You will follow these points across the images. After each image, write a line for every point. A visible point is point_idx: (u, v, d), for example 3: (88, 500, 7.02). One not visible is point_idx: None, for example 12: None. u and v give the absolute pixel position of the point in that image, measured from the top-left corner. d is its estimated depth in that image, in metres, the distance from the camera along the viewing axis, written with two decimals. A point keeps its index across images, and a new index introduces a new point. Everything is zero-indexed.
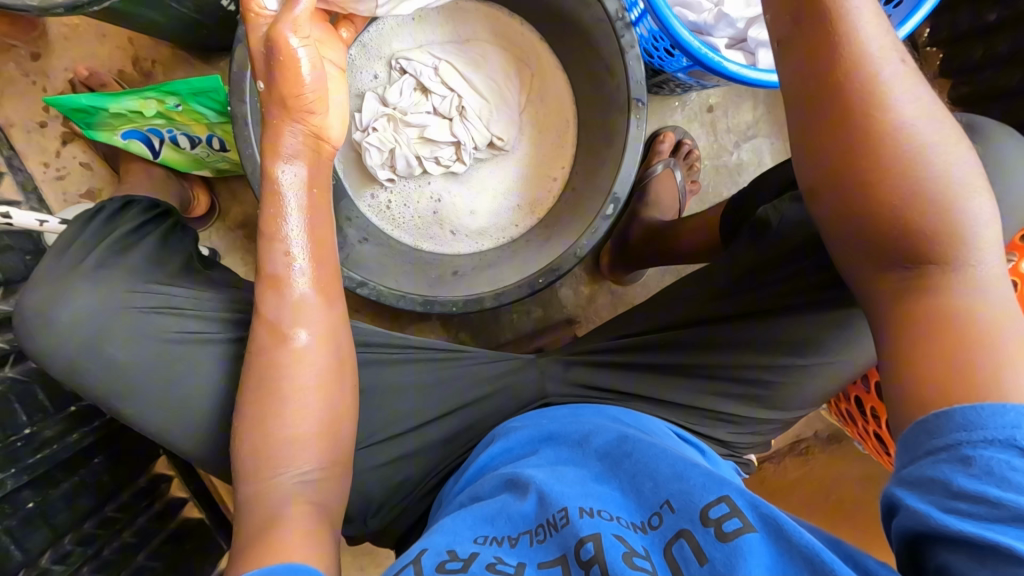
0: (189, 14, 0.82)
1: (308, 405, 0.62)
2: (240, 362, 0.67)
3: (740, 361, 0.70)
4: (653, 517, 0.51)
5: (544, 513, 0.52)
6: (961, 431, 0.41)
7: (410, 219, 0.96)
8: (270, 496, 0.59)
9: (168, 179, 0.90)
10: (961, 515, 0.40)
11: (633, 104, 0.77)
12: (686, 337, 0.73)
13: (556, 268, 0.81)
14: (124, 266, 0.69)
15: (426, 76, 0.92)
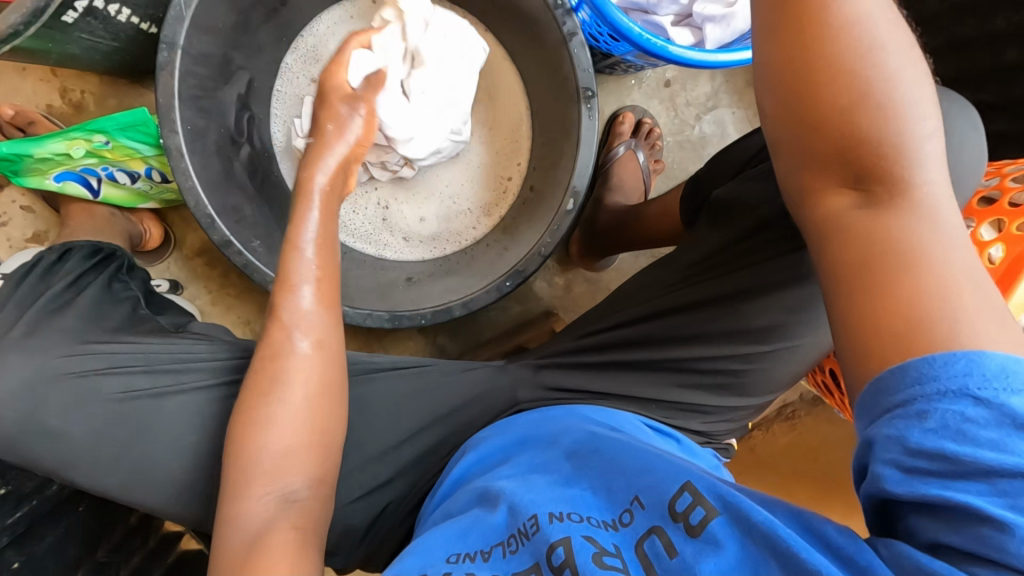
0: (104, 43, 0.69)
1: (301, 409, 0.51)
2: (204, 417, 0.59)
3: (707, 354, 0.61)
4: (624, 514, 0.44)
5: (517, 523, 0.46)
6: (916, 386, 0.31)
7: (363, 225, 0.89)
8: (246, 520, 0.47)
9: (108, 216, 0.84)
10: (922, 477, 0.30)
11: (582, 94, 0.72)
12: (651, 328, 0.63)
13: (521, 270, 0.76)
14: (63, 328, 0.59)
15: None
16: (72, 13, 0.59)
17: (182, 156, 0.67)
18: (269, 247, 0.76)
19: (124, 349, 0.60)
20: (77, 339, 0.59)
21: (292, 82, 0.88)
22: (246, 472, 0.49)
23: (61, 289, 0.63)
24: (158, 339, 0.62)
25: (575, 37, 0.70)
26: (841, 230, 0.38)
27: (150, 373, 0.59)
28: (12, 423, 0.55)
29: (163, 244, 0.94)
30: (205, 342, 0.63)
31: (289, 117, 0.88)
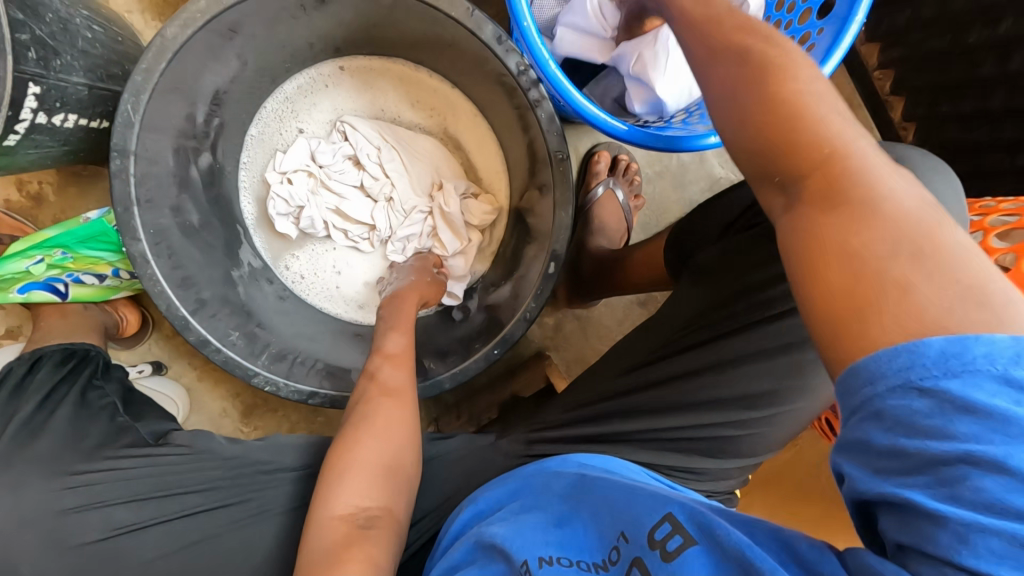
0: (56, 150, 0.67)
1: (378, 446, 0.61)
2: (190, 548, 0.60)
3: (701, 421, 0.59)
4: (612, 551, 0.46)
5: (513, 569, 0.47)
6: (866, 385, 0.28)
7: (315, 280, 0.87)
8: (324, 538, 0.55)
9: (82, 310, 0.81)
10: (890, 479, 0.28)
11: (554, 158, 0.70)
12: (647, 398, 0.62)
13: (508, 336, 0.75)
14: (35, 457, 0.57)
15: (364, 151, 0.85)
16: (14, 135, 0.57)
17: (148, 262, 0.65)
18: (248, 336, 0.74)
19: (103, 478, 0.59)
20: (53, 468, 0.57)
21: (283, 122, 0.85)
22: (328, 501, 0.58)
23: (32, 407, 0.61)
24: (139, 461, 0.61)
25: (541, 104, 0.68)
26: (789, 243, 0.35)
27: (132, 501, 0.59)
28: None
29: (141, 327, 0.92)
30: (190, 460, 0.63)
31: (272, 152, 0.85)
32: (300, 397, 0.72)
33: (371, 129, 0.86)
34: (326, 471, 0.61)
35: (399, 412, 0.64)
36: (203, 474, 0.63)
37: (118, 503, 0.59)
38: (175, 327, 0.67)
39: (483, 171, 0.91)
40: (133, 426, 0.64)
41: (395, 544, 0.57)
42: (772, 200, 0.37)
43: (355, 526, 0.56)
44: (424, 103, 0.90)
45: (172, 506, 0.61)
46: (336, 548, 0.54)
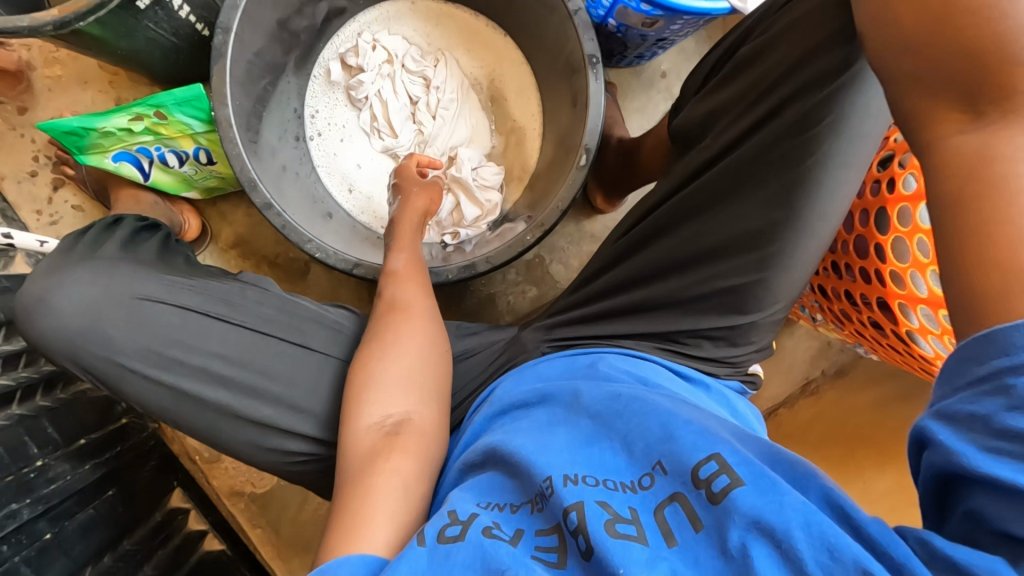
0: (165, 39, 0.78)
1: (399, 360, 0.65)
2: (242, 364, 0.61)
3: (706, 272, 0.64)
4: (644, 477, 0.48)
5: (533, 489, 0.50)
6: (1002, 356, 0.32)
7: (317, 133, 0.97)
8: (349, 451, 0.59)
9: (154, 203, 0.89)
10: (1001, 455, 0.32)
11: (588, 61, 0.79)
12: (662, 244, 0.68)
13: (542, 224, 0.81)
14: (133, 261, 0.64)
15: (437, 84, 0.97)
16: (144, 1, 0.69)
17: (231, 128, 0.75)
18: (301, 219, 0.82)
19: (184, 287, 0.63)
20: (142, 272, 0.63)
21: (392, 23, 0.99)
22: (357, 415, 0.61)
23: (124, 237, 0.67)
24: (218, 284, 0.65)
25: (579, 13, 0.78)
26: (941, 157, 0.36)
27: (198, 307, 0.62)
28: (71, 334, 0.60)
29: (200, 236, 1.00)
30: (254, 291, 0.66)
31: (375, 31, 0.98)
32: (345, 266, 0.78)
33: (453, 78, 0.97)
34: (349, 391, 0.63)
35: (419, 331, 0.68)
36: (265, 313, 0.64)
37: (188, 315, 0.62)
38: (244, 188, 0.75)
39: (518, 116, 1.00)
40: (209, 267, 0.68)
41: (428, 449, 0.60)
42: (945, 121, 0.36)
43: (385, 436, 0.59)
44: (498, 59, 1.00)
45: (237, 322, 0.63)
46: (364, 463, 0.58)
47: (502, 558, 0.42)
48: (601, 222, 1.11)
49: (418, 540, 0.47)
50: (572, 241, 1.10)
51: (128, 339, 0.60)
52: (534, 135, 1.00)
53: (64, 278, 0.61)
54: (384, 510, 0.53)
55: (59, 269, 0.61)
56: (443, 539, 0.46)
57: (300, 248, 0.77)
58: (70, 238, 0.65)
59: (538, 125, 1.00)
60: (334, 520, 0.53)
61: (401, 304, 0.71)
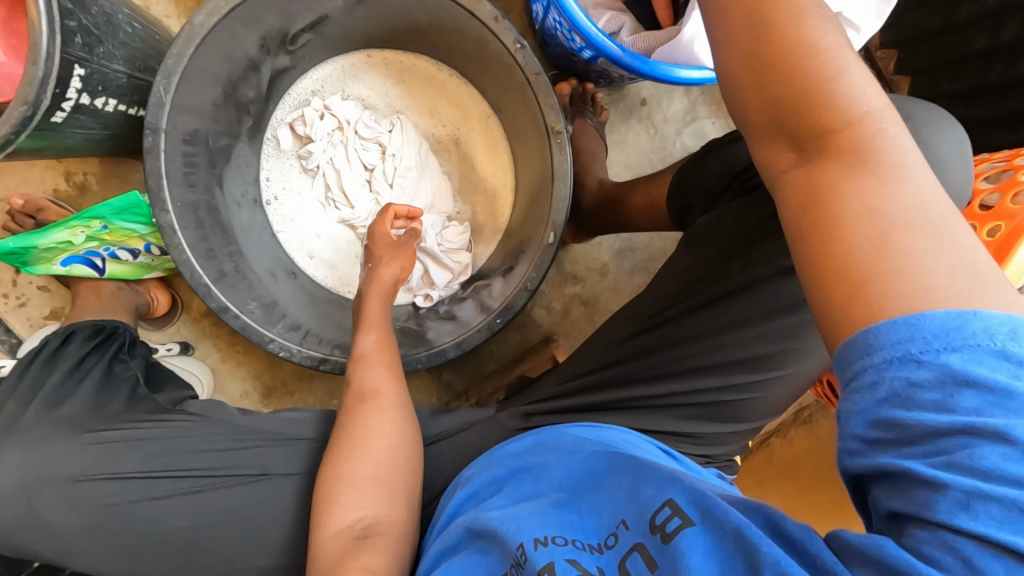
0: (97, 134, 0.73)
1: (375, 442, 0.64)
2: (195, 509, 0.63)
3: (683, 386, 0.61)
4: (608, 537, 0.48)
5: (508, 559, 0.49)
6: (865, 357, 0.33)
7: (270, 201, 0.91)
8: (327, 553, 0.58)
9: (115, 290, 0.88)
10: (888, 448, 0.32)
11: (552, 129, 0.73)
12: (639, 350, 0.64)
13: (510, 307, 0.77)
14: (62, 418, 0.64)
15: (393, 152, 0.91)
16: (60, 113, 0.63)
17: (175, 232, 0.71)
18: (265, 307, 0.79)
19: (122, 437, 0.64)
20: (76, 430, 0.63)
21: (345, 82, 0.93)
22: (326, 519, 0.61)
23: (66, 372, 0.68)
24: (161, 428, 0.66)
25: (541, 78, 0.72)
26: (787, 191, 0.40)
27: (145, 457, 0.64)
28: (16, 519, 0.61)
29: (171, 308, 0.98)
30: (201, 423, 0.67)
31: (328, 92, 0.92)
32: (312, 363, 0.76)
33: (410, 143, 0.92)
34: (326, 486, 0.62)
35: (388, 419, 0.66)
36: (212, 442, 0.66)
37: (129, 476, 0.63)
38: (198, 294, 0.72)
39: (486, 174, 0.97)
40: (152, 394, 0.69)
41: (399, 544, 0.60)
42: (780, 156, 0.40)
43: (355, 537, 0.59)
44: (460, 117, 0.96)
45: (189, 466, 0.65)
46: (338, 562, 0.56)
47: None
48: (583, 262, 1.06)
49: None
50: (553, 282, 1.06)
51: (71, 509, 0.61)
52: (505, 193, 0.97)
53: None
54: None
55: None
56: None
57: (262, 348, 0.75)
58: (10, 385, 0.67)
59: (507, 182, 0.96)
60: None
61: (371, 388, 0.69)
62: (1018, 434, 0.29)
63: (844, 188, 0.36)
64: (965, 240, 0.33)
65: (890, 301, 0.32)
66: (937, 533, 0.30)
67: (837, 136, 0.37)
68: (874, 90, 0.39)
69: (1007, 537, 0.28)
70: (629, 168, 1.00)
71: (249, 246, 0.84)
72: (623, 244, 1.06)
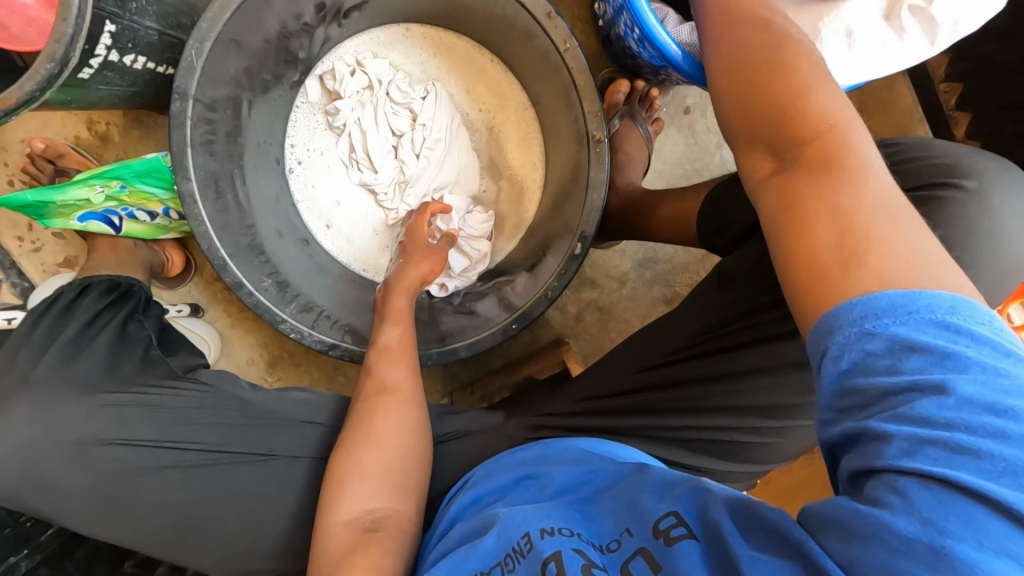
0: (123, 91, 0.71)
1: (392, 436, 0.65)
2: (196, 486, 0.63)
3: (698, 421, 0.61)
4: (613, 541, 0.46)
5: (507, 547, 0.49)
6: (824, 332, 0.33)
7: (293, 161, 0.89)
8: (331, 539, 0.59)
9: (132, 247, 0.87)
10: (850, 417, 0.32)
11: (592, 137, 0.70)
12: (659, 379, 0.64)
13: (527, 313, 0.76)
14: (75, 375, 0.63)
15: (425, 121, 0.88)
16: (87, 69, 0.61)
17: (196, 203, 0.69)
18: (280, 284, 0.78)
19: (132, 401, 0.64)
20: (87, 392, 0.62)
21: (381, 45, 0.89)
22: (334, 509, 0.61)
23: (81, 327, 0.68)
24: (172, 397, 0.65)
25: (587, 82, 0.69)
26: (766, 198, 0.40)
27: (154, 426, 0.64)
28: (18, 476, 0.60)
29: (184, 270, 0.97)
30: (212, 396, 0.67)
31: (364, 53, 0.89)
32: (321, 347, 0.76)
33: (442, 115, 0.89)
34: (335, 475, 0.63)
35: (405, 416, 0.67)
36: (222, 414, 0.66)
37: (138, 443, 0.63)
38: (214, 268, 0.71)
39: (516, 165, 0.94)
40: (165, 359, 0.69)
41: (402, 543, 0.60)
42: (760, 167, 0.41)
43: (361, 533, 0.59)
44: (496, 97, 0.93)
45: (196, 440, 0.65)
46: (342, 556, 0.57)
47: None
48: (603, 268, 1.04)
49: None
50: (570, 285, 1.04)
51: (71, 471, 0.61)
52: (533, 189, 0.94)
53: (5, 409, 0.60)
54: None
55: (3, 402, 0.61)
56: None
57: (274, 327, 0.74)
58: (22, 333, 0.66)
59: (536, 178, 0.93)
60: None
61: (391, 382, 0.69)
62: (960, 387, 0.29)
63: (815, 189, 0.36)
64: (928, 231, 0.33)
65: (847, 285, 0.33)
66: (884, 478, 0.29)
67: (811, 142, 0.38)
68: (847, 104, 0.39)
69: (946, 473, 0.27)
70: (662, 177, 0.96)
71: (261, 208, 0.81)
72: (646, 253, 1.04)
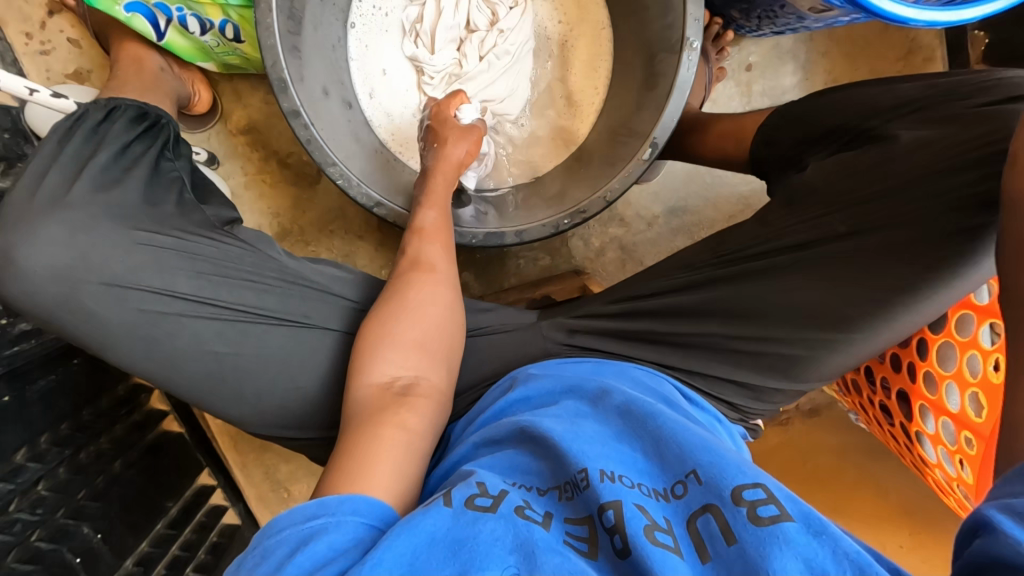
0: None
1: (427, 318, 0.61)
2: (219, 325, 0.58)
3: (743, 330, 0.62)
4: (677, 485, 0.45)
5: (563, 475, 0.46)
6: None
7: (360, 15, 0.86)
8: (354, 403, 0.56)
9: (159, 71, 0.78)
10: None
11: (687, 44, 0.71)
12: (710, 292, 0.64)
13: (582, 211, 0.76)
14: (111, 204, 0.56)
15: (505, 26, 0.86)
16: None
17: (270, 12, 0.64)
18: (331, 134, 0.73)
19: (173, 246, 0.58)
20: (125, 222, 0.56)
21: None
22: (371, 360, 0.59)
23: (113, 158, 0.59)
24: (213, 254, 0.59)
25: None
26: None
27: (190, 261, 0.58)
28: (49, 298, 0.54)
29: (210, 111, 0.90)
30: (250, 254, 0.62)
31: None
32: (367, 203, 0.72)
33: (523, 26, 0.87)
34: (368, 338, 0.60)
35: (441, 294, 0.64)
36: (259, 272, 0.61)
37: (179, 296, 0.57)
38: (273, 88, 0.66)
39: (577, 87, 0.92)
40: (199, 208, 0.62)
41: (434, 411, 0.57)
42: None
43: (394, 394, 0.56)
44: (578, 18, 0.91)
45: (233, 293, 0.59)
46: (375, 413, 0.54)
47: (537, 542, 0.40)
48: (634, 208, 1.05)
49: (444, 501, 0.43)
50: (599, 219, 1.05)
51: (105, 299, 0.55)
52: (588, 112, 0.92)
53: (33, 228, 0.54)
54: (393, 458, 0.49)
55: (30, 219, 0.54)
56: (471, 507, 0.42)
57: (322, 170, 0.70)
58: (48, 154, 0.57)
59: (596, 101, 0.91)
60: (336, 465, 0.49)
61: (428, 262, 0.67)
62: None
63: None
64: None
65: None
66: None
67: None
68: None
69: None
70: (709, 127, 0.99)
71: (314, 48, 0.77)
72: (676, 202, 1.05)
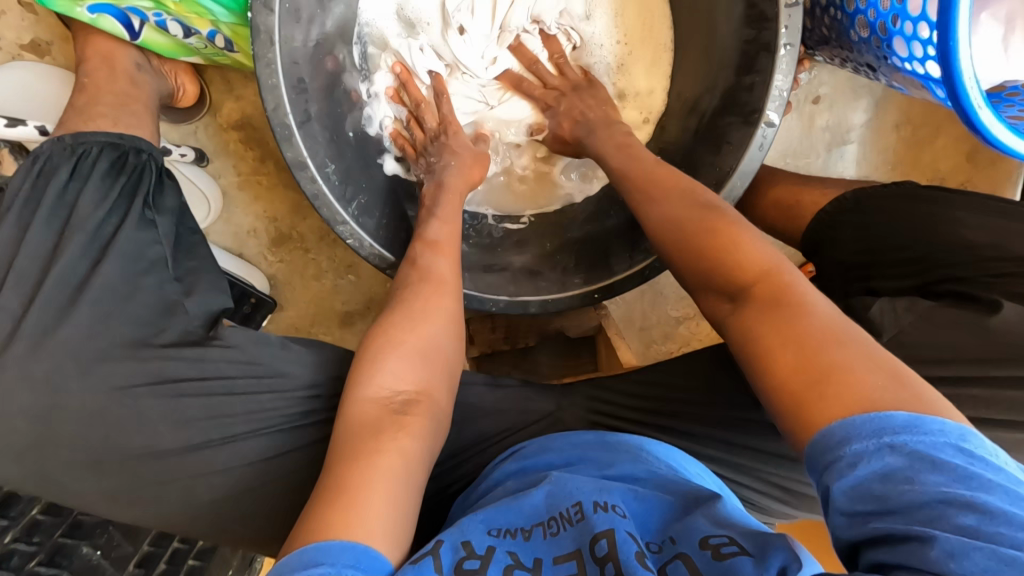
0: None
1: (431, 332, 0.55)
2: (206, 457, 0.53)
3: (770, 459, 0.60)
4: (654, 542, 0.43)
5: (548, 512, 0.45)
6: (840, 447, 0.34)
7: None
8: (351, 418, 0.48)
9: (135, 68, 0.67)
10: (878, 520, 0.32)
11: (763, 118, 0.59)
12: (733, 414, 0.61)
13: (615, 286, 0.69)
14: (69, 339, 0.49)
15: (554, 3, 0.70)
16: None
17: (272, 44, 0.52)
18: (345, 173, 0.64)
19: (144, 382, 0.51)
20: (86, 362, 0.50)
21: None
22: (363, 376, 0.51)
23: (81, 247, 0.52)
24: (198, 395, 0.53)
25: (787, 50, 0.56)
26: (734, 334, 0.44)
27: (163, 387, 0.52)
28: (17, 471, 0.49)
29: (196, 102, 0.78)
30: (229, 361, 0.55)
31: None
32: (380, 264, 0.65)
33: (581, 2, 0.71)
34: (367, 345, 0.54)
35: (448, 308, 0.58)
36: (247, 393, 0.55)
37: (158, 450, 0.51)
38: (275, 136, 0.56)
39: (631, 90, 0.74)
40: (184, 307, 0.54)
41: (432, 431, 0.50)
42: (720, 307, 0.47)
43: (390, 410, 0.49)
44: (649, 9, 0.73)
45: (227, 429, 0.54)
46: (369, 432, 0.46)
47: None
48: None
49: (434, 563, 0.39)
50: None
51: (74, 458, 0.50)
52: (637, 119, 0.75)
53: None
54: (390, 489, 0.42)
55: None
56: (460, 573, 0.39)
57: (331, 228, 0.61)
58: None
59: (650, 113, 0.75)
60: (318, 497, 0.42)
61: (436, 272, 0.60)
62: (991, 503, 0.30)
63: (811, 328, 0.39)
64: (881, 367, 0.36)
65: (839, 408, 0.35)
66: None
67: (760, 286, 0.43)
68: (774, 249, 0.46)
69: None
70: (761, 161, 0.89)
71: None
72: None
